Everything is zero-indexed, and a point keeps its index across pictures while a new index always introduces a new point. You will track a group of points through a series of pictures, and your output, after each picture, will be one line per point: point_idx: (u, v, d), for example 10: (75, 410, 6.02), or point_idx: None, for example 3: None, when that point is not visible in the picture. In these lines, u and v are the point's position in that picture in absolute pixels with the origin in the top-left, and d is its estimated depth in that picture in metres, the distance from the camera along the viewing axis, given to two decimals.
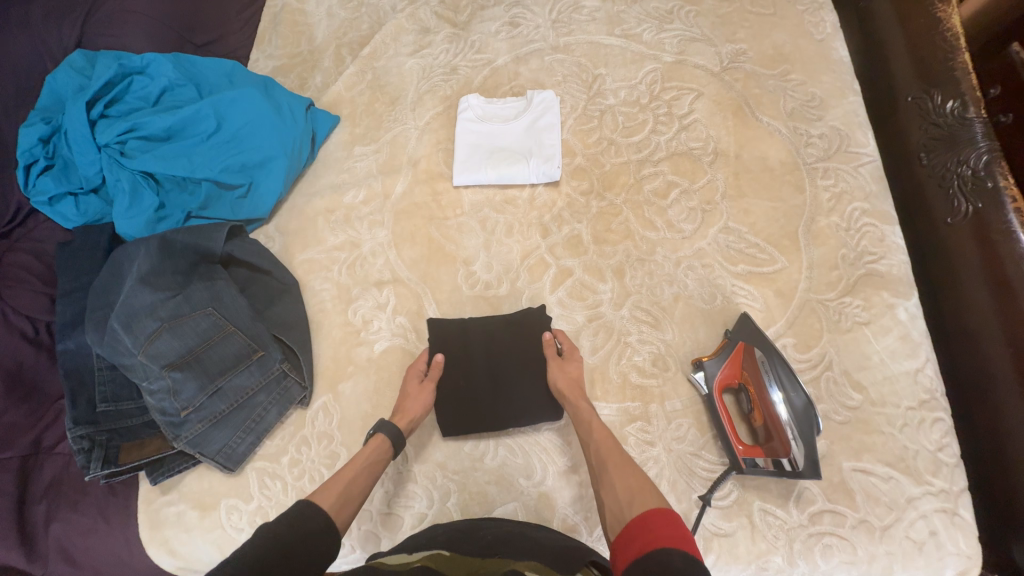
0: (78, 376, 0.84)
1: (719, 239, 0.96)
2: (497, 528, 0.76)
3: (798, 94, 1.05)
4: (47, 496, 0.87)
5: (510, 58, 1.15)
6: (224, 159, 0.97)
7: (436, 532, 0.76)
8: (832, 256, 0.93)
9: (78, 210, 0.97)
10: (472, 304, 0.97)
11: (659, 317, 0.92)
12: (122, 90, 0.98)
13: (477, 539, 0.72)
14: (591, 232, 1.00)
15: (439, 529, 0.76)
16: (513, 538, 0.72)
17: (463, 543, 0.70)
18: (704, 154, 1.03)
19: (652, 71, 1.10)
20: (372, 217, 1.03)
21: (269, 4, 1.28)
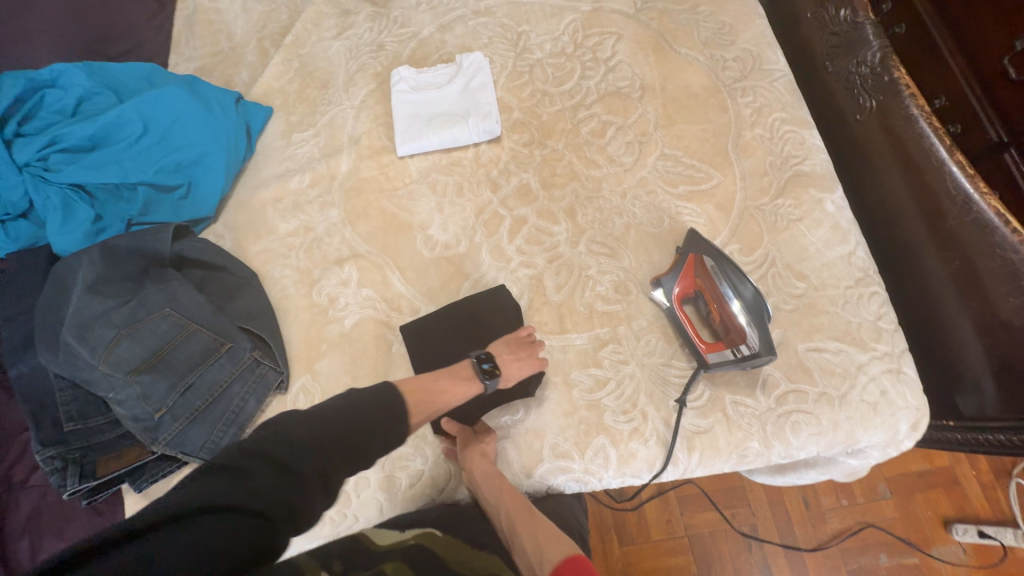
0: (38, 399, 0.81)
1: (658, 166, 1.01)
2: (490, 511, 0.82)
3: (709, 24, 1.12)
4: (28, 531, 0.82)
5: (434, 28, 1.17)
6: (158, 160, 0.95)
7: (427, 510, 0.80)
8: (761, 164, 1.00)
9: (9, 236, 0.91)
10: (434, 266, 0.98)
11: (614, 247, 0.97)
12: (34, 105, 0.93)
13: (469, 521, 0.78)
14: (539, 180, 1.03)
15: (430, 510, 0.79)
16: (504, 530, 0.78)
17: (456, 528, 0.75)
18: (632, 91, 1.07)
19: (572, 21, 1.15)
20: (322, 199, 1.03)
21: (180, 7, 1.25)
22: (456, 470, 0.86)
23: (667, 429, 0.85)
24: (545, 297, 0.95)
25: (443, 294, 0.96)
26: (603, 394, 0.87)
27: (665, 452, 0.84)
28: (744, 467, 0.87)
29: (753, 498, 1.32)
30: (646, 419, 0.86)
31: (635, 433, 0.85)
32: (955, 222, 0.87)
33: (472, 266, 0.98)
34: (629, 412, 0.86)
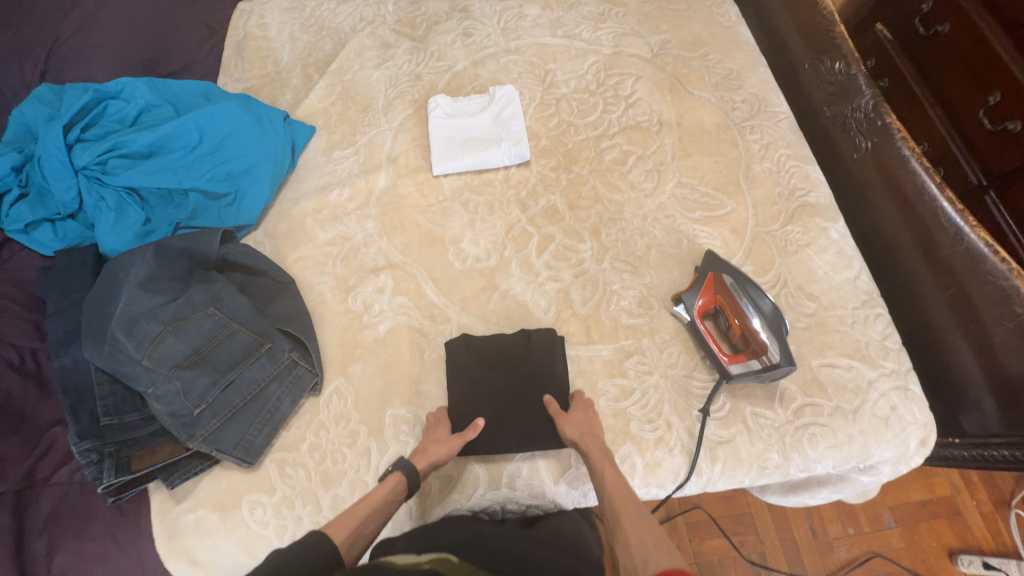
0: (78, 392, 0.82)
1: (676, 193, 1.10)
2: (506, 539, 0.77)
3: (719, 70, 1.24)
4: (47, 529, 0.79)
5: (468, 62, 1.28)
6: (208, 170, 1.01)
7: (443, 533, 0.76)
8: (770, 194, 1.08)
9: (58, 236, 0.96)
10: (466, 277, 1.03)
11: (637, 265, 1.03)
12: (96, 115, 1.00)
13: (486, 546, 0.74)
14: (565, 202, 1.11)
15: (445, 534, 0.76)
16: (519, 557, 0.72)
17: (471, 552, 0.70)
18: (650, 126, 1.17)
19: (595, 62, 1.26)
20: (360, 212, 1.09)
21: (231, 34, 1.35)
22: (485, 475, 0.87)
23: (691, 439, 0.89)
24: (572, 309, 0.99)
25: (474, 305, 1.01)
26: (629, 403, 0.91)
27: (689, 462, 0.87)
28: (763, 480, 0.90)
29: (761, 524, 1.33)
30: (671, 428, 0.89)
31: (661, 441, 0.88)
32: (949, 252, 0.96)
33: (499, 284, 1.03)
34: (654, 420, 0.89)
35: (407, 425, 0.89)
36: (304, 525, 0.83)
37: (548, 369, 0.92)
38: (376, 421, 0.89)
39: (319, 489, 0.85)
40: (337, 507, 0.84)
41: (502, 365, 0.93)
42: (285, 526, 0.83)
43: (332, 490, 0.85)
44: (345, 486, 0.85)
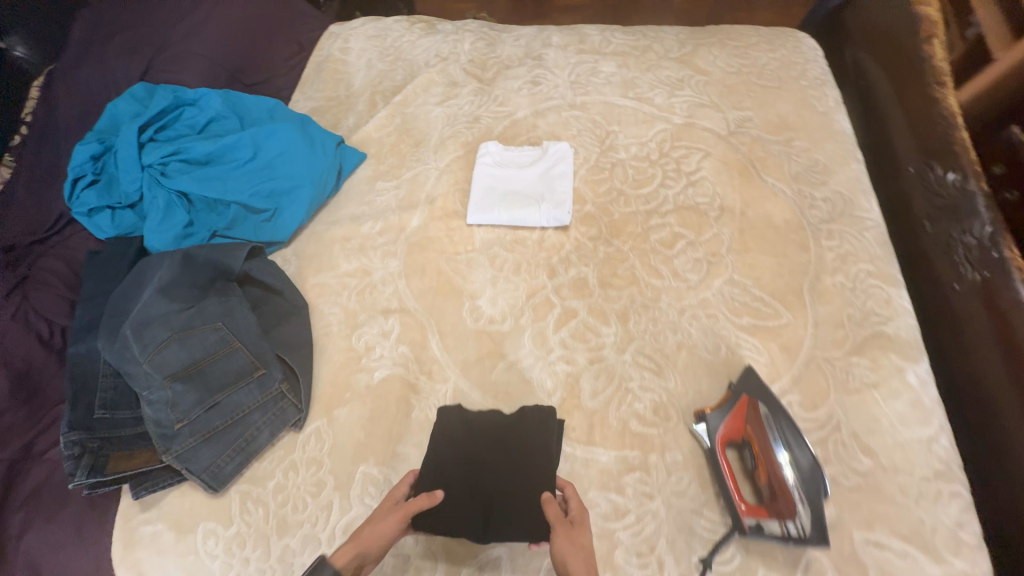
0: (83, 380, 0.85)
1: (724, 291, 0.97)
2: None
3: (802, 159, 1.11)
4: (26, 505, 0.83)
5: (529, 111, 1.25)
6: (254, 185, 1.04)
7: None
8: (838, 314, 0.92)
9: (114, 223, 1.03)
10: (475, 338, 0.97)
11: (661, 365, 0.91)
12: (172, 118, 1.07)
13: None
14: (597, 276, 1.02)
15: None
16: None
17: None
18: (709, 209, 1.06)
19: (662, 131, 1.18)
20: (386, 248, 1.07)
21: (315, 54, 1.43)
22: (442, 566, 0.79)
23: None
24: (578, 399, 0.90)
25: (475, 370, 0.94)
26: (619, 526, 0.79)
27: None
28: None
29: None
30: (661, 570, 0.76)
31: None
32: None
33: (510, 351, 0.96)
34: (644, 555, 0.77)
35: (375, 488, 0.84)
36: (249, 569, 0.79)
37: (538, 451, 0.83)
38: (345, 475, 0.85)
39: (272, 534, 0.81)
40: (284, 559, 0.80)
41: (490, 439, 0.85)
42: (231, 565, 0.80)
43: (284, 539, 0.81)
44: (297, 538, 0.81)
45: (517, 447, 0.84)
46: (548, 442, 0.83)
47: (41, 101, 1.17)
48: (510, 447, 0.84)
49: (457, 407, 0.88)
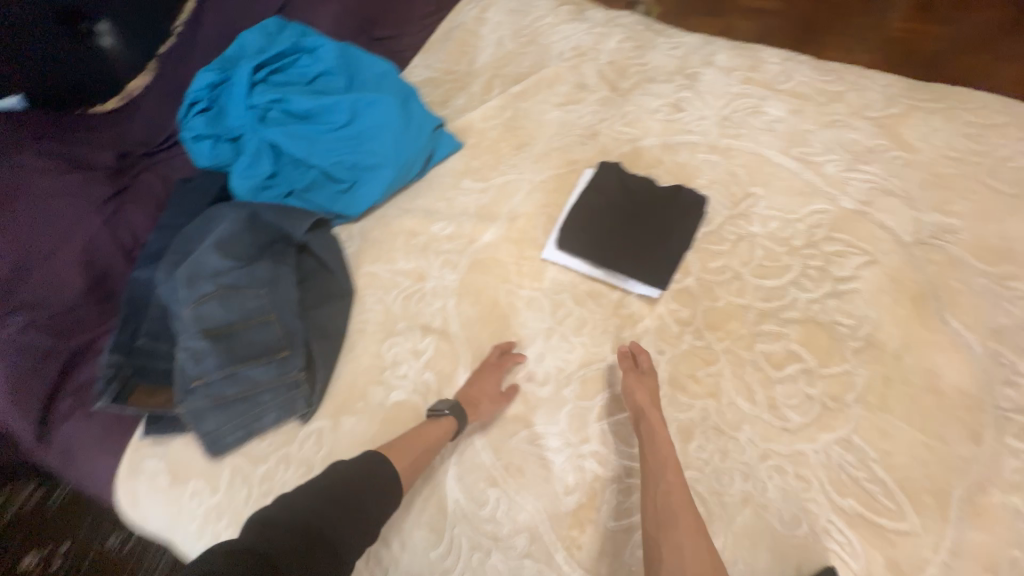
0: (137, 304, 0.89)
1: (832, 452, 0.74)
2: None
3: (1016, 311, 0.79)
4: (75, 394, 0.92)
5: (658, 141, 1.04)
6: (339, 154, 0.98)
7: None
8: (992, 549, 0.66)
9: (211, 153, 1.02)
10: (506, 392, 0.85)
11: (712, 514, 0.73)
12: (287, 63, 1.04)
13: None
14: (670, 370, 0.83)
15: None
16: None
17: None
18: (850, 336, 0.81)
19: (819, 212, 0.92)
20: (449, 256, 0.98)
21: (449, 18, 1.32)
22: None
23: None
24: (597, 514, 0.75)
25: (495, 429, 0.83)
26: None
27: None
28: None
29: None
30: None
31: None
32: None
33: (650, 221, 0.92)
34: None
35: None
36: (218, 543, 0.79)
37: (678, 214, 0.92)
38: None
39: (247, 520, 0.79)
40: None
41: (639, 196, 0.95)
42: (204, 532, 0.80)
43: None
44: None
45: (664, 202, 0.93)
46: (691, 214, 0.92)
47: None
48: (650, 220, 0.92)
49: (612, 172, 0.97)
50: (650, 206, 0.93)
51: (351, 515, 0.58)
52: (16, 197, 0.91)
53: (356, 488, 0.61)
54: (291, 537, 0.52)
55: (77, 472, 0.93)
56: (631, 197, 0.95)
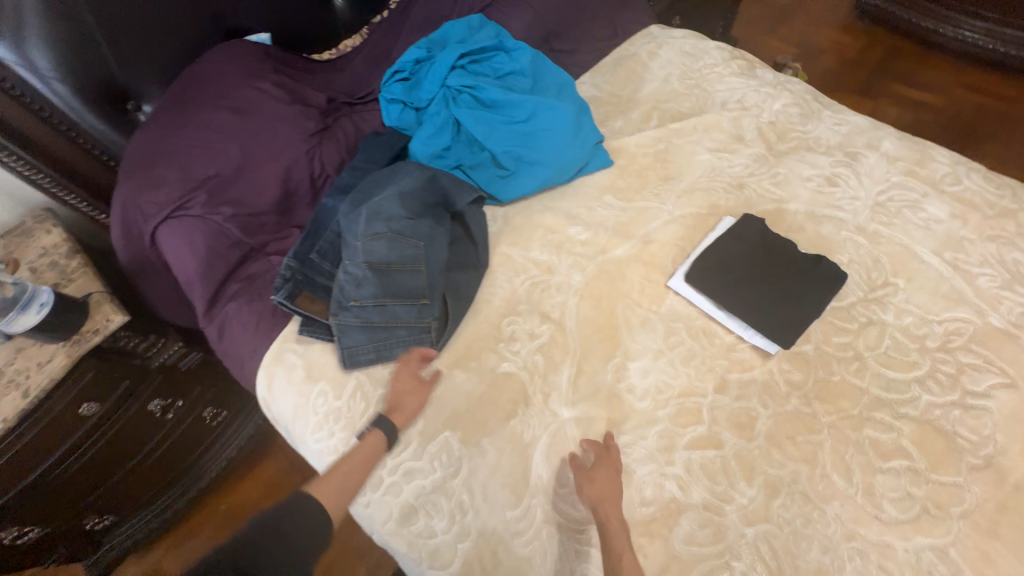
0: (318, 226, 1.05)
1: (922, 557, 0.73)
2: None
3: None
4: (241, 283, 1.11)
5: (804, 208, 1.07)
6: (510, 145, 1.10)
7: None
8: None
9: (399, 117, 1.20)
10: (604, 396, 0.91)
11: (783, 573, 0.75)
12: (485, 58, 1.18)
13: None
14: (768, 425, 0.85)
15: None
16: None
17: None
18: (969, 451, 0.79)
19: (961, 322, 0.90)
20: (578, 259, 1.06)
21: (623, 47, 1.42)
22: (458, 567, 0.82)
23: None
24: (668, 536, 0.78)
25: (588, 425, 0.89)
26: None
27: None
28: None
29: None
30: None
31: None
32: None
33: (781, 284, 0.95)
34: None
35: (446, 459, 0.87)
36: (331, 441, 0.92)
37: (810, 286, 0.94)
38: (432, 429, 0.90)
39: (359, 430, 0.91)
40: None
41: (775, 256, 0.98)
42: (323, 427, 0.93)
43: None
44: None
45: (797, 269, 0.95)
46: (823, 290, 0.93)
47: None
48: (780, 284, 0.95)
49: (756, 227, 1.01)
50: (782, 270, 0.96)
51: (285, 550, 0.61)
52: (250, 113, 1.09)
53: (282, 529, 0.63)
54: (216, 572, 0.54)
55: (220, 346, 1.11)
56: (767, 256, 0.98)
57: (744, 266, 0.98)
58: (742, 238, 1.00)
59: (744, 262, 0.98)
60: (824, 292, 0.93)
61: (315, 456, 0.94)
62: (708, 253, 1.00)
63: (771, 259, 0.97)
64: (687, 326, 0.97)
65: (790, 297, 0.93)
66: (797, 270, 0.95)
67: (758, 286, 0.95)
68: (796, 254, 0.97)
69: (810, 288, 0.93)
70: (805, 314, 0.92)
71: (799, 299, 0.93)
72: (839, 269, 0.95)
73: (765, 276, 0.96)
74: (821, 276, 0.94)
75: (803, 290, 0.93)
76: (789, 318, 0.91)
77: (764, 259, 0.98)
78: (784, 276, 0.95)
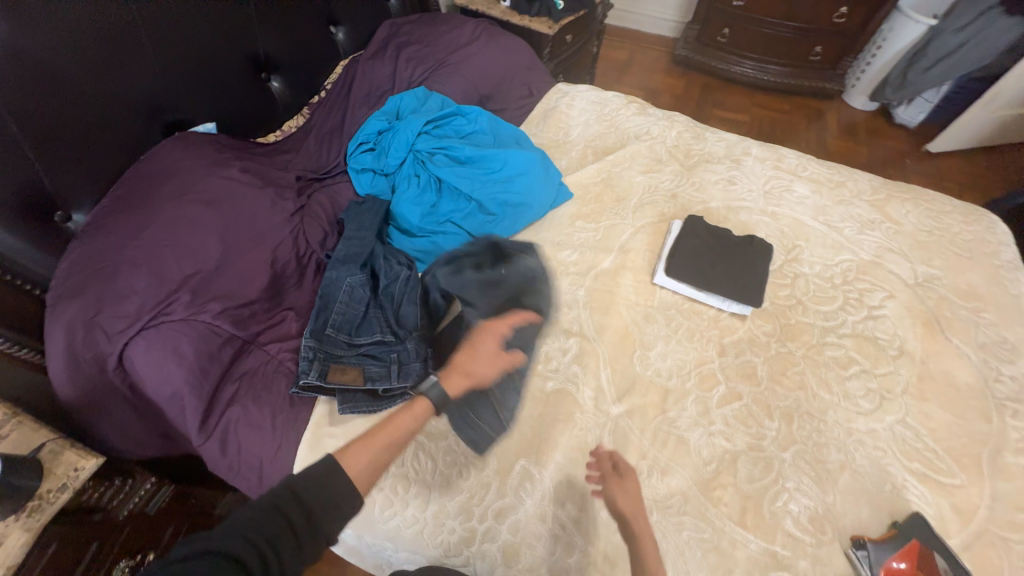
0: (325, 301, 1.04)
1: (896, 429, 0.99)
2: None
3: (989, 332, 1.13)
4: (240, 381, 0.98)
5: (722, 204, 1.38)
6: (492, 193, 1.24)
7: None
8: (1018, 495, 0.91)
9: (372, 184, 1.26)
10: (642, 385, 1.04)
11: (823, 477, 0.93)
12: (444, 122, 1.31)
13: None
14: (765, 370, 1.07)
15: None
16: None
17: None
18: (889, 346, 1.10)
19: (848, 261, 1.26)
20: (576, 278, 1.20)
21: (543, 102, 1.67)
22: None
23: None
24: (735, 481, 0.92)
25: (638, 414, 1.00)
26: None
27: None
28: None
29: None
30: None
31: None
32: None
33: (735, 261, 1.20)
34: None
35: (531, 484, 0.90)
36: (405, 513, 0.88)
37: (752, 258, 1.21)
38: (507, 463, 0.92)
39: (434, 489, 0.90)
40: (439, 517, 0.88)
41: (721, 242, 1.24)
42: (392, 503, 0.89)
43: (444, 498, 0.89)
44: (456, 501, 0.89)
45: (740, 248, 1.23)
46: (762, 258, 1.21)
47: (342, 76, 1.48)
48: (734, 261, 1.20)
49: (700, 222, 1.27)
50: (731, 251, 1.22)
51: (317, 517, 0.65)
52: (222, 202, 1.03)
53: (316, 491, 0.66)
54: (255, 546, 0.60)
55: (226, 461, 0.96)
56: (717, 243, 1.24)
57: (705, 253, 1.21)
58: (696, 232, 1.25)
59: (703, 251, 1.22)
60: (763, 261, 1.20)
61: (390, 538, 0.89)
62: (676, 249, 1.22)
63: (720, 244, 1.24)
64: (680, 313, 1.16)
65: (744, 270, 1.18)
66: (740, 249, 1.23)
67: (720, 266, 1.19)
68: (734, 238, 1.25)
69: (754, 260, 1.21)
70: (758, 280, 1.17)
71: (751, 270, 1.19)
72: (766, 243, 1.25)
73: (723, 258, 1.21)
74: (756, 250, 1.22)
75: (751, 263, 1.20)
76: (750, 286, 1.16)
77: (715, 245, 1.23)
78: (735, 255, 1.21)
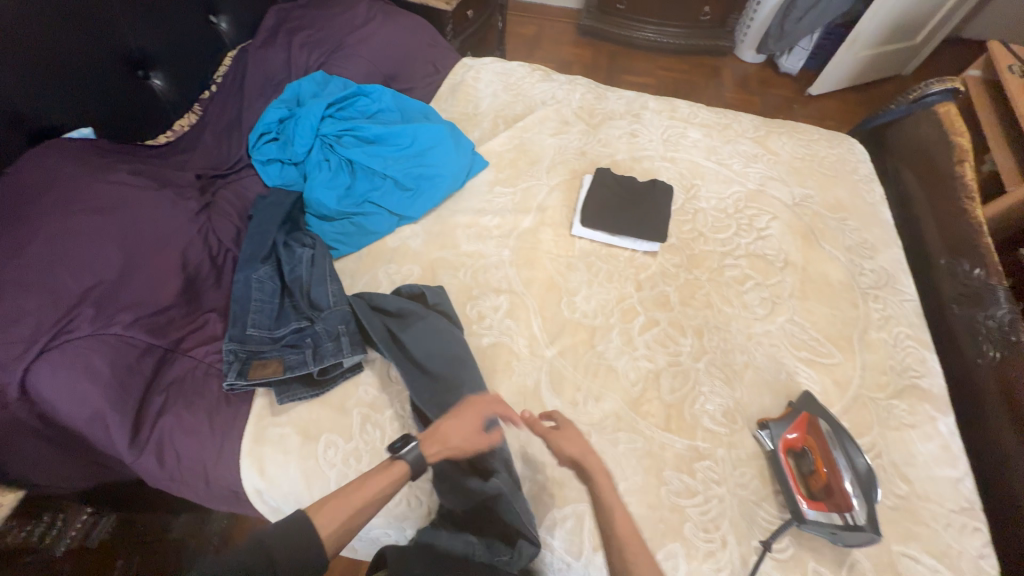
0: (240, 303, 1.04)
1: (786, 327, 1.14)
2: None
3: (854, 236, 1.33)
4: (168, 391, 0.94)
5: (627, 155, 1.49)
6: (406, 168, 1.27)
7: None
8: (882, 363, 1.10)
9: (281, 174, 1.24)
10: (571, 327, 1.12)
11: (730, 377, 1.07)
12: (348, 103, 1.31)
13: None
14: (677, 296, 1.19)
15: None
16: None
17: None
18: (776, 260, 1.26)
19: (738, 192, 1.41)
20: (500, 239, 1.25)
21: (450, 77, 1.69)
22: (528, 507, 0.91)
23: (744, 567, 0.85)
24: (658, 394, 1.03)
25: (569, 353, 1.08)
26: (690, 502, 0.91)
27: None
28: None
29: None
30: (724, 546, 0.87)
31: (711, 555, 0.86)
32: None
33: (642, 205, 1.31)
34: (710, 532, 0.88)
35: None
36: None
37: (656, 200, 1.32)
38: None
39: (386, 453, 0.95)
40: None
41: (628, 188, 1.34)
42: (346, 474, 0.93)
43: None
44: None
45: (645, 192, 1.34)
46: (664, 198, 1.33)
47: (233, 69, 1.41)
48: (641, 205, 1.31)
49: (608, 173, 1.36)
50: (637, 196, 1.33)
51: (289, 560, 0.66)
52: (115, 209, 0.97)
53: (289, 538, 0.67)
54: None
55: (167, 471, 0.93)
56: (625, 190, 1.34)
57: (614, 200, 1.31)
58: (605, 183, 1.34)
59: (613, 199, 1.31)
60: (665, 202, 1.32)
61: None
62: (588, 200, 1.30)
63: (627, 190, 1.34)
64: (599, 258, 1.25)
65: (650, 211, 1.30)
66: (645, 193, 1.34)
67: (628, 210, 1.29)
68: (639, 184, 1.36)
69: (657, 201, 1.32)
70: (663, 219, 1.29)
71: (655, 211, 1.30)
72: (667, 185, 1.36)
73: (631, 203, 1.31)
74: (658, 192, 1.34)
75: (656, 205, 1.31)
76: (656, 225, 1.27)
77: (623, 192, 1.33)
78: (640, 199, 1.32)
